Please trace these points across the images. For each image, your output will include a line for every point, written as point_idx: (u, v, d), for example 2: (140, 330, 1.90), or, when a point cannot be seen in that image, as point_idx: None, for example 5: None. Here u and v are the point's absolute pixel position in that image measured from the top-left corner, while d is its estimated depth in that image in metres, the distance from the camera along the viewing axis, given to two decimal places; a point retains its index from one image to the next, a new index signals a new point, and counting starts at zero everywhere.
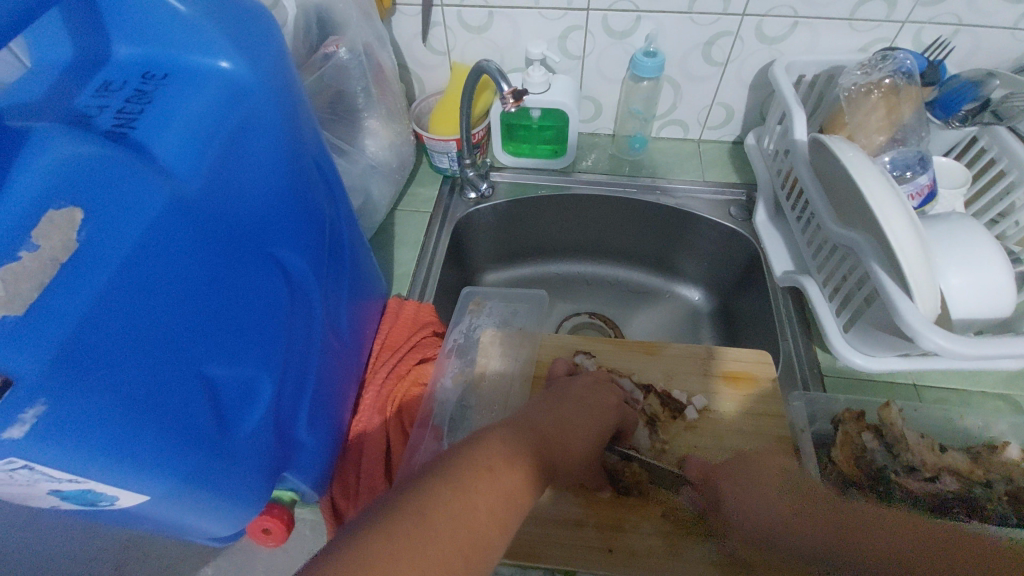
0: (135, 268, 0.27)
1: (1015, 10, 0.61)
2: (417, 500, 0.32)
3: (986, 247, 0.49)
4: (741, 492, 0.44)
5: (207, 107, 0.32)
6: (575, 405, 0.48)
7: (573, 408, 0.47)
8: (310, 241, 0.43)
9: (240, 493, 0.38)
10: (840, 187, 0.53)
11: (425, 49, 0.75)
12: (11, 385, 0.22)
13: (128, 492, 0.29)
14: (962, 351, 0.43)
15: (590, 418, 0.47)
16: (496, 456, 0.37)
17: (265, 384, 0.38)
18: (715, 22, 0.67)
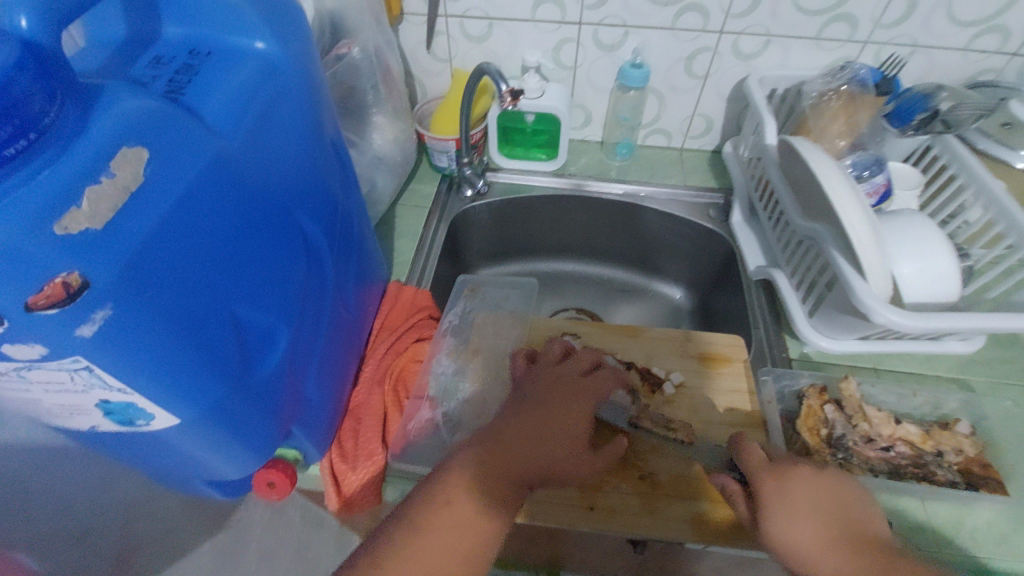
0: (184, 209, 0.31)
1: (964, 33, 0.68)
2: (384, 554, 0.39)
3: (933, 238, 0.54)
4: (794, 507, 0.42)
5: (245, 78, 0.37)
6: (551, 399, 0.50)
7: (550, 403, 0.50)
8: (325, 212, 0.47)
9: (255, 436, 0.41)
10: (802, 183, 0.58)
11: (429, 55, 0.80)
12: (88, 287, 0.26)
13: (163, 412, 0.33)
14: (908, 325, 0.48)
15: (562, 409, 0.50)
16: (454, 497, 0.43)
17: (282, 334, 0.42)
18: (696, 38, 0.73)
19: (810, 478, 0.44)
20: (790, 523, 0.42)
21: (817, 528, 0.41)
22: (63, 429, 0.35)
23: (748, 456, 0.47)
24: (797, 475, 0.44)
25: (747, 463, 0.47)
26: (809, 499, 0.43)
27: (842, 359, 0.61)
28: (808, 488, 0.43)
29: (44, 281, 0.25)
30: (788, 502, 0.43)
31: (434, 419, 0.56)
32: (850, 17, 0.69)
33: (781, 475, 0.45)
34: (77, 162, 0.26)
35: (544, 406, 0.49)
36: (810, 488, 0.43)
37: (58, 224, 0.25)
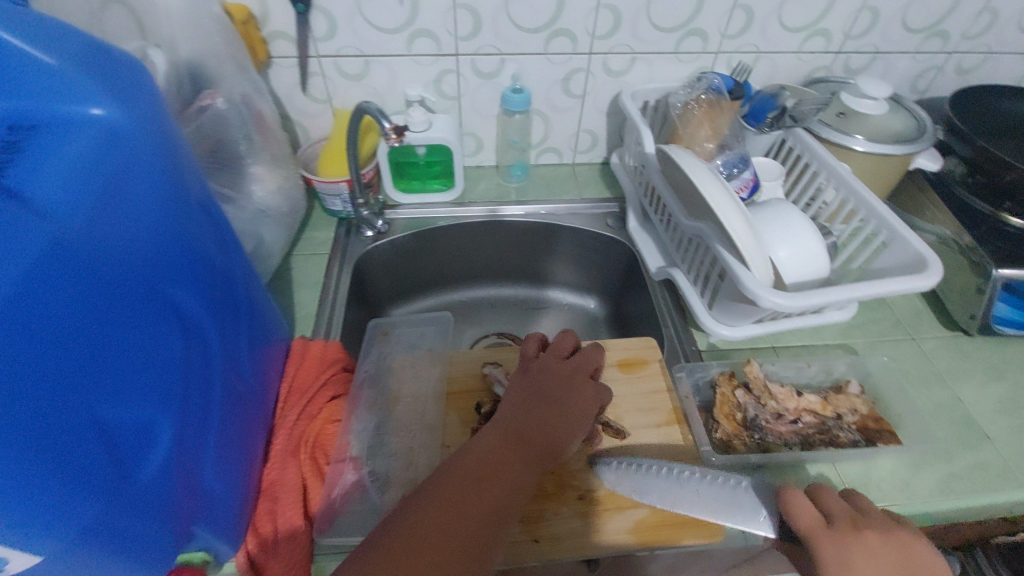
0: (10, 313, 0.28)
1: (796, 37, 0.77)
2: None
3: (799, 221, 0.59)
4: None
5: (80, 152, 0.33)
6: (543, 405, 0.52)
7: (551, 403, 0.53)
8: (200, 280, 0.43)
9: (143, 545, 0.37)
10: (681, 185, 0.62)
11: (306, 97, 0.77)
12: None
13: (19, 552, 0.29)
14: (791, 306, 0.52)
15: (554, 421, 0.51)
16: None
17: (165, 428, 0.37)
18: (569, 60, 0.77)
19: (875, 547, 0.38)
20: None
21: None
22: None
23: (800, 516, 0.40)
24: (860, 542, 0.38)
25: (799, 522, 0.40)
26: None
27: (745, 344, 0.65)
28: (881, 559, 0.38)
29: None
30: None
31: (361, 480, 0.53)
32: (701, 31, 0.75)
33: (843, 539, 0.39)
34: None
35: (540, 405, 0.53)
36: (882, 560, 0.38)
37: None
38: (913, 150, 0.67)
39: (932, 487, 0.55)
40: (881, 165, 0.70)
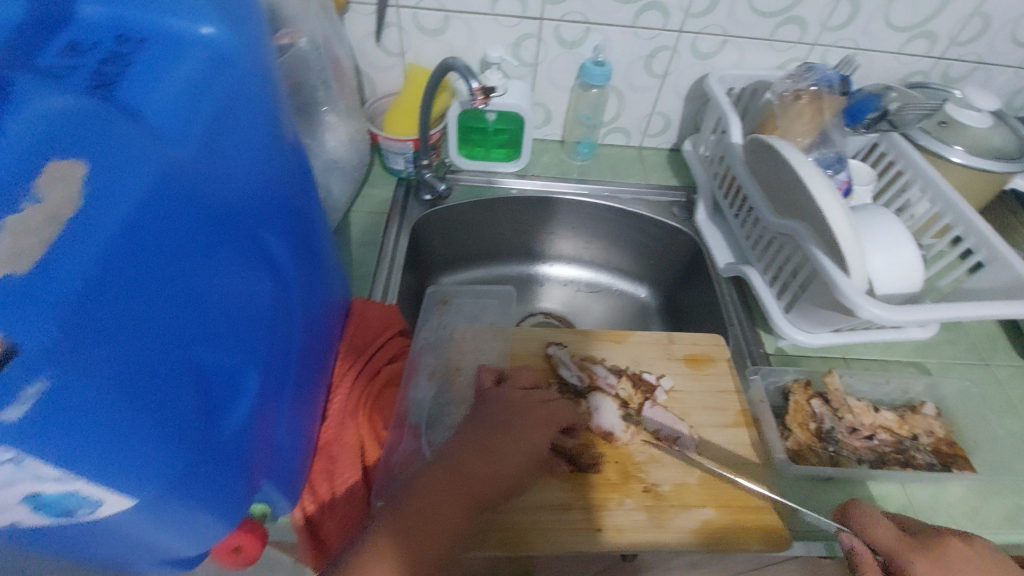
0: (130, 237, 0.24)
1: (899, 37, 0.73)
2: None
3: (899, 231, 0.56)
4: None
5: (194, 72, 0.30)
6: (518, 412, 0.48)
7: (515, 420, 0.47)
8: (289, 228, 0.41)
9: (219, 503, 0.35)
10: (774, 182, 0.59)
11: (378, 48, 0.74)
12: (15, 354, 0.18)
13: (113, 495, 0.25)
14: (889, 318, 0.49)
15: (534, 421, 0.48)
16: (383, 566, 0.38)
17: (248, 378, 0.35)
18: (656, 37, 0.73)
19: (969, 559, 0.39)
20: None
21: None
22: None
23: (876, 534, 0.42)
24: (951, 552, 0.39)
25: (877, 536, 0.41)
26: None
27: (815, 352, 0.63)
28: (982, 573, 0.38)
29: None
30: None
31: (419, 449, 0.51)
32: (800, 19, 0.71)
33: (930, 555, 0.39)
34: None
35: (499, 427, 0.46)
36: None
37: None
38: (1016, 168, 0.64)
39: (1003, 518, 0.52)
40: (977, 181, 0.66)
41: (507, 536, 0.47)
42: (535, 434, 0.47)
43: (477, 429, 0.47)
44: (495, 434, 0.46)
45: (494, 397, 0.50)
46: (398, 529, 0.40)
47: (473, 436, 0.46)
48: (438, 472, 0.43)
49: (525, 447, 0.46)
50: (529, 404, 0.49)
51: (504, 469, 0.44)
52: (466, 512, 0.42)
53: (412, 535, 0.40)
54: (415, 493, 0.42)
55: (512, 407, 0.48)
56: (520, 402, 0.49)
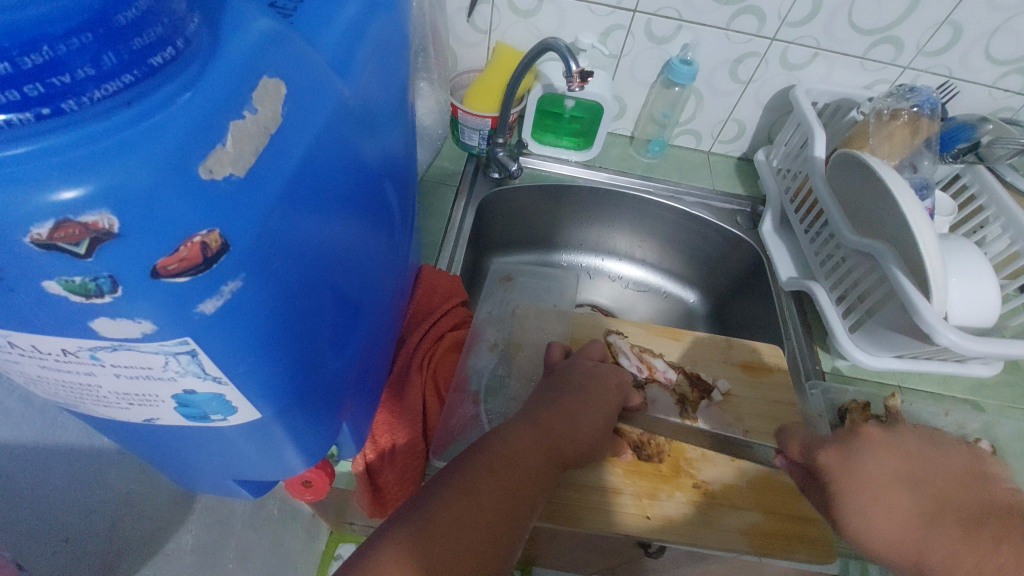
0: (312, 162, 0.25)
1: (995, 71, 0.71)
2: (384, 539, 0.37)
3: (981, 264, 0.55)
4: (875, 484, 0.35)
5: (357, 14, 0.31)
6: (583, 390, 0.49)
7: (585, 397, 0.49)
8: (400, 185, 0.42)
9: (312, 433, 0.36)
10: (860, 200, 0.59)
11: (468, 24, 0.75)
12: (226, 251, 0.20)
13: (247, 405, 0.27)
14: (968, 347, 0.49)
15: (601, 400, 0.49)
16: (448, 502, 0.39)
17: (358, 319, 0.36)
18: (747, 42, 0.72)
19: (882, 445, 0.36)
20: (877, 509, 0.34)
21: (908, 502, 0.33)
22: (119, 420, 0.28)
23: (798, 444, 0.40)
24: (868, 443, 0.36)
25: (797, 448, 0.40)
26: (893, 471, 0.35)
27: (872, 376, 0.63)
28: (893, 453, 0.36)
29: (179, 241, 0.18)
30: (871, 482, 0.35)
31: (478, 415, 0.52)
32: (897, 40, 0.70)
33: (846, 448, 0.37)
34: (218, 84, 0.19)
35: (568, 400, 0.48)
36: (889, 456, 0.36)
37: (203, 166, 0.18)
38: None
39: None
40: None
41: (558, 510, 0.48)
42: (602, 410, 0.49)
43: (550, 399, 0.49)
44: (565, 403, 0.48)
45: (566, 370, 0.52)
46: (469, 475, 0.41)
47: (543, 402, 0.48)
48: (504, 433, 0.45)
49: (589, 422, 0.48)
50: (599, 383, 0.50)
51: (569, 434, 0.47)
52: (531, 477, 0.43)
53: (483, 484, 0.41)
54: (492, 446, 0.44)
55: (583, 384, 0.50)
56: (592, 379, 0.51)
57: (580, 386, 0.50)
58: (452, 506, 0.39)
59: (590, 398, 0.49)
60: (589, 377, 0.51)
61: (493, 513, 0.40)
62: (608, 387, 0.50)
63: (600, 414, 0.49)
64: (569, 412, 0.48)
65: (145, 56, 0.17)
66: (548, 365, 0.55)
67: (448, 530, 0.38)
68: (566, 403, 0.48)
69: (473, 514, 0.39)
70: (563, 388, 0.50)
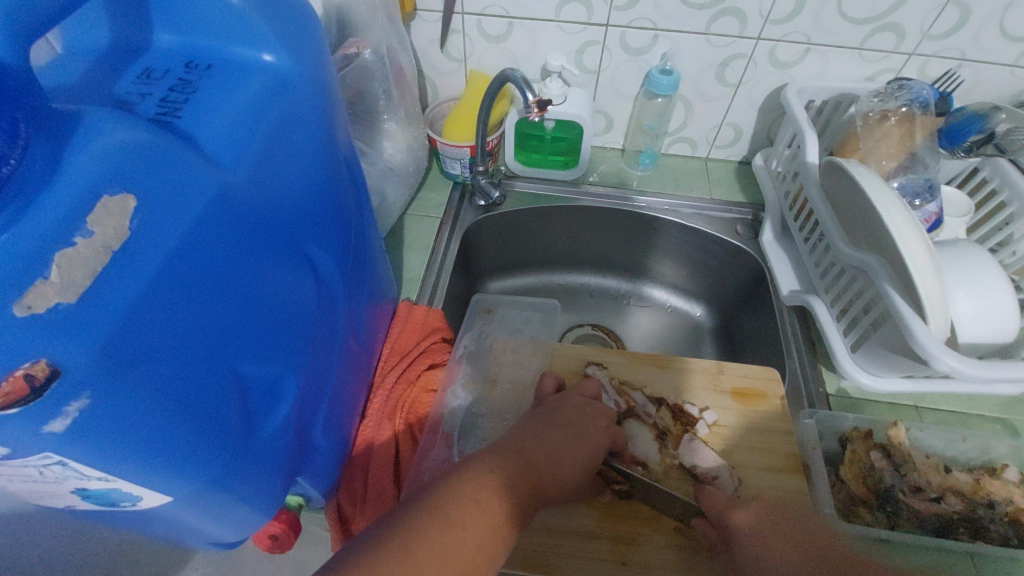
0: (177, 263, 0.25)
1: (1015, 49, 0.64)
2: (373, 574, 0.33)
3: (992, 274, 0.50)
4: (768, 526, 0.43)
5: (252, 99, 0.31)
6: (569, 427, 0.48)
7: (569, 433, 0.47)
8: (337, 242, 0.43)
9: (257, 501, 0.37)
10: (850, 209, 0.54)
11: (442, 55, 0.75)
12: (60, 375, 0.20)
13: (151, 493, 0.27)
14: (972, 373, 0.44)
15: (587, 440, 0.47)
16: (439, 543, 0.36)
17: (288, 383, 0.37)
18: (730, 44, 0.68)
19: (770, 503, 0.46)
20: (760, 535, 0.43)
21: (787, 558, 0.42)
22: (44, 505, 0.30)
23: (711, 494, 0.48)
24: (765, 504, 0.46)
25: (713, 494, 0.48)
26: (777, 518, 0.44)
27: (882, 398, 0.58)
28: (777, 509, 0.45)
29: (3, 374, 0.19)
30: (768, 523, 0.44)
31: (450, 458, 0.52)
32: (897, 26, 0.64)
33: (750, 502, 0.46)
34: (45, 220, 0.20)
35: (552, 436, 0.46)
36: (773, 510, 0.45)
37: (19, 303, 0.19)
38: None
39: None
40: None
41: (529, 557, 0.46)
42: (588, 450, 0.47)
43: (536, 430, 0.47)
44: (551, 434, 0.46)
45: (553, 403, 0.51)
46: (465, 509, 0.38)
47: (523, 434, 0.47)
48: (489, 456, 0.43)
49: (571, 464, 0.45)
50: (584, 421, 0.49)
51: (552, 474, 0.44)
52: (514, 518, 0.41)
53: (476, 518, 0.38)
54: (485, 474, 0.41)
55: (568, 419, 0.48)
56: (580, 416, 0.49)
57: (570, 423, 0.48)
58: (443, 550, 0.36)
59: (573, 433, 0.47)
60: (574, 413, 0.49)
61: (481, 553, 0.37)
62: (596, 424, 0.49)
63: (586, 455, 0.47)
64: (557, 447, 0.46)
65: None
66: (540, 398, 0.53)
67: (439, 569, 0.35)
68: (549, 442, 0.46)
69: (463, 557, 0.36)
70: (548, 420, 0.48)
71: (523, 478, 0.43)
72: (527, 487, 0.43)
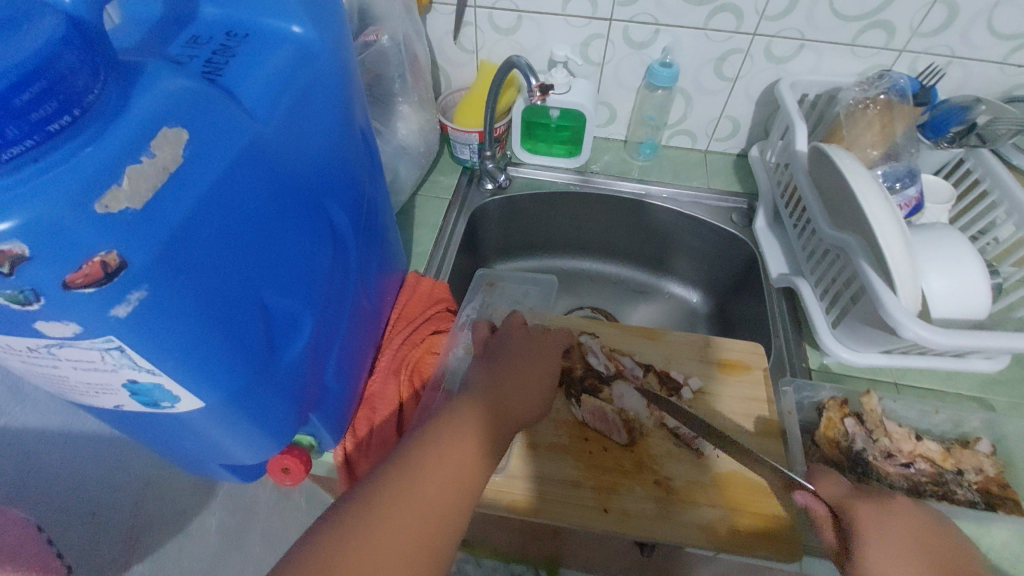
0: (219, 193, 0.30)
1: (1002, 47, 0.66)
2: (342, 527, 0.32)
3: (965, 253, 0.53)
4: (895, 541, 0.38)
5: (283, 63, 0.36)
6: (520, 365, 0.49)
7: (518, 369, 0.48)
8: (352, 202, 0.47)
9: (275, 427, 0.41)
10: (832, 192, 0.57)
11: (456, 46, 0.79)
12: (125, 267, 0.25)
13: (188, 394, 0.32)
14: (938, 342, 0.47)
15: (540, 376, 0.49)
16: (407, 478, 0.36)
17: (306, 321, 0.41)
18: (728, 39, 0.72)
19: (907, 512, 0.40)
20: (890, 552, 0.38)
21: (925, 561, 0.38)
22: (94, 408, 0.35)
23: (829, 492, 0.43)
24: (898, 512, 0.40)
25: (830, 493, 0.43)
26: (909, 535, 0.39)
27: (863, 373, 0.61)
28: (910, 522, 0.40)
29: (83, 260, 0.24)
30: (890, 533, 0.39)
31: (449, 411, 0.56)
32: (888, 24, 0.67)
33: (879, 507, 0.41)
34: (118, 139, 0.25)
35: (504, 376, 0.47)
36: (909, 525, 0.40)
37: (99, 203, 0.24)
38: None
39: None
40: None
41: (520, 501, 0.50)
42: (541, 384, 0.49)
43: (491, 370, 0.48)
44: (506, 374, 0.47)
45: (499, 342, 0.52)
46: (432, 446, 0.38)
47: (477, 378, 0.47)
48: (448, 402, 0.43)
49: (529, 398, 0.47)
50: (534, 359, 0.50)
51: (512, 408, 0.46)
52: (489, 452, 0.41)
53: (446, 453, 0.38)
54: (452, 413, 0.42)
55: (517, 359, 0.50)
56: (528, 353, 0.51)
57: (519, 360, 0.49)
58: (412, 482, 0.35)
59: (525, 370, 0.49)
60: (521, 351, 0.51)
61: (461, 483, 0.38)
62: (542, 361, 0.51)
63: (540, 390, 0.49)
64: (509, 381, 0.47)
65: (43, 125, 0.23)
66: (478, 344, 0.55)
67: (412, 505, 0.34)
68: (501, 381, 0.47)
69: (437, 489, 0.36)
70: (499, 362, 0.49)
71: (491, 415, 0.43)
72: (496, 422, 0.43)
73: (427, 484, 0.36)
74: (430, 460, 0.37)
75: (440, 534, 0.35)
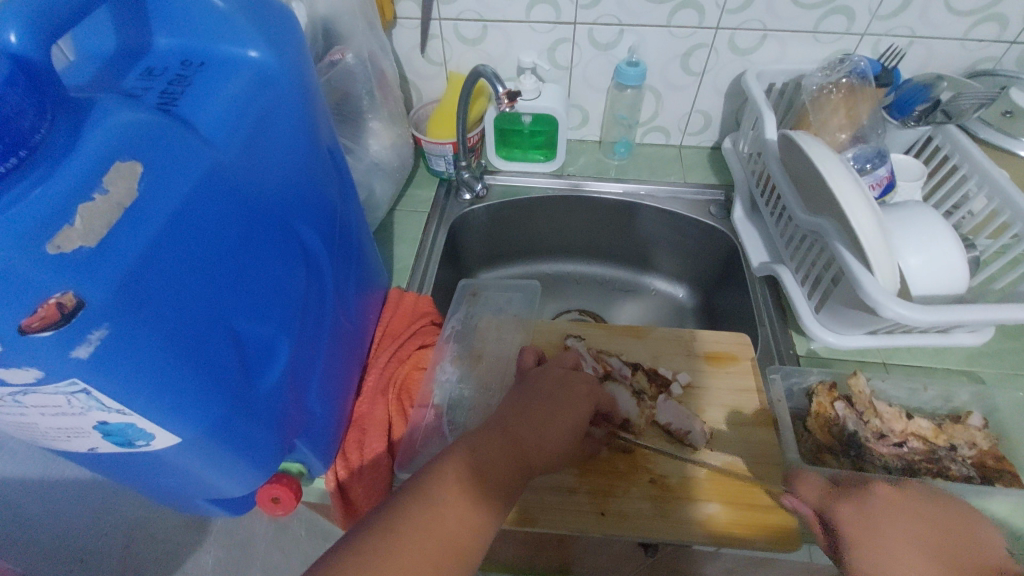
0: (179, 224, 0.29)
1: (961, 23, 0.67)
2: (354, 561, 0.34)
3: (940, 229, 0.53)
4: (888, 538, 0.37)
5: (241, 89, 0.36)
6: (551, 397, 0.46)
7: (547, 403, 0.46)
8: (324, 222, 0.46)
9: (259, 456, 0.40)
10: (804, 178, 0.57)
11: (423, 59, 0.80)
12: (83, 307, 0.25)
13: (162, 431, 0.31)
14: (918, 319, 0.47)
15: (570, 409, 0.46)
16: (418, 516, 0.37)
17: (282, 345, 0.40)
18: (692, 35, 0.72)
19: (887, 500, 0.39)
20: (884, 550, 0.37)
21: (916, 559, 0.37)
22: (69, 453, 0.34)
23: (807, 490, 0.42)
24: (879, 501, 0.39)
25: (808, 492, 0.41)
26: (900, 528, 0.38)
27: (850, 355, 0.61)
28: (896, 511, 0.39)
29: (38, 303, 0.23)
30: (883, 533, 0.38)
31: (440, 425, 0.56)
32: (847, 9, 0.68)
33: (859, 502, 0.39)
34: (68, 177, 0.24)
35: (531, 409, 0.45)
36: (895, 515, 0.39)
37: (51, 244, 0.23)
38: None
39: None
40: None
41: (518, 513, 0.49)
42: (574, 416, 0.46)
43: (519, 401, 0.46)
44: (532, 409, 0.45)
45: (537, 373, 0.51)
46: (447, 484, 0.39)
47: (504, 411, 0.46)
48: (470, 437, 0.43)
49: (559, 434, 0.44)
50: (566, 390, 0.47)
51: (539, 446, 0.43)
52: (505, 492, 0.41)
53: (460, 492, 0.39)
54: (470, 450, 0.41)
55: (547, 392, 0.47)
56: (562, 384, 0.48)
57: (550, 393, 0.47)
58: (423, 520, 0.37)
59: (555, 401, 0.46)
60: (552, 383, 0.48)
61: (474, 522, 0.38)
62: (571, 391, 0.47)
63: (573, 424, 0.45)
64: (537, 412, 0.45)
65: None
66: (523, 372, 0.54)
67: (424, 542, 0.36)
68: (529, 416, 0.44)
69: (449, 526, 0.37)
70: (528, 395, 0.47)
71: (512, 453, 0.42)
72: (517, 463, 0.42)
73: (445, 513, 0.37)
74: (445, 493, 0.38)
75: (453, 562, 0.37)
